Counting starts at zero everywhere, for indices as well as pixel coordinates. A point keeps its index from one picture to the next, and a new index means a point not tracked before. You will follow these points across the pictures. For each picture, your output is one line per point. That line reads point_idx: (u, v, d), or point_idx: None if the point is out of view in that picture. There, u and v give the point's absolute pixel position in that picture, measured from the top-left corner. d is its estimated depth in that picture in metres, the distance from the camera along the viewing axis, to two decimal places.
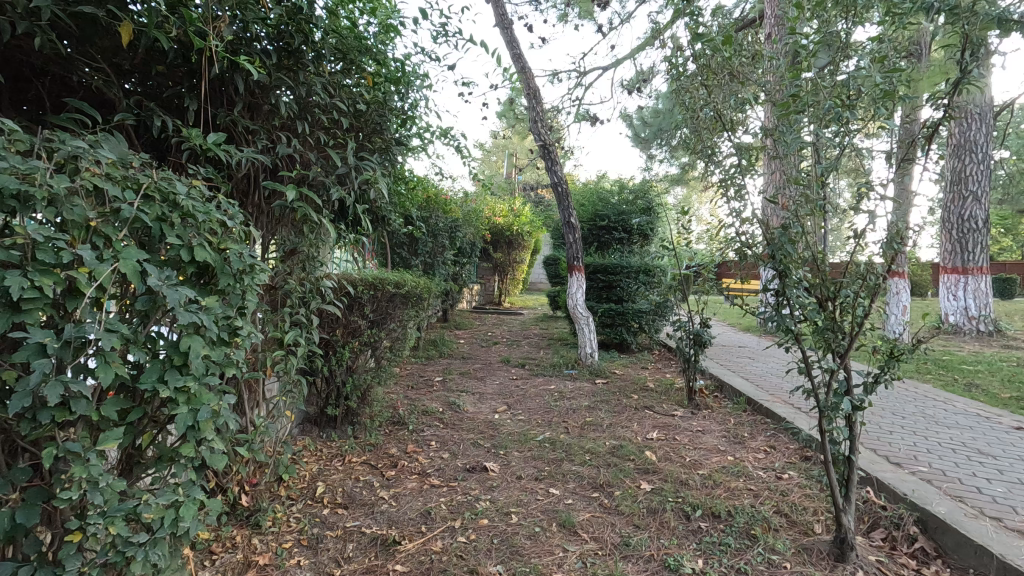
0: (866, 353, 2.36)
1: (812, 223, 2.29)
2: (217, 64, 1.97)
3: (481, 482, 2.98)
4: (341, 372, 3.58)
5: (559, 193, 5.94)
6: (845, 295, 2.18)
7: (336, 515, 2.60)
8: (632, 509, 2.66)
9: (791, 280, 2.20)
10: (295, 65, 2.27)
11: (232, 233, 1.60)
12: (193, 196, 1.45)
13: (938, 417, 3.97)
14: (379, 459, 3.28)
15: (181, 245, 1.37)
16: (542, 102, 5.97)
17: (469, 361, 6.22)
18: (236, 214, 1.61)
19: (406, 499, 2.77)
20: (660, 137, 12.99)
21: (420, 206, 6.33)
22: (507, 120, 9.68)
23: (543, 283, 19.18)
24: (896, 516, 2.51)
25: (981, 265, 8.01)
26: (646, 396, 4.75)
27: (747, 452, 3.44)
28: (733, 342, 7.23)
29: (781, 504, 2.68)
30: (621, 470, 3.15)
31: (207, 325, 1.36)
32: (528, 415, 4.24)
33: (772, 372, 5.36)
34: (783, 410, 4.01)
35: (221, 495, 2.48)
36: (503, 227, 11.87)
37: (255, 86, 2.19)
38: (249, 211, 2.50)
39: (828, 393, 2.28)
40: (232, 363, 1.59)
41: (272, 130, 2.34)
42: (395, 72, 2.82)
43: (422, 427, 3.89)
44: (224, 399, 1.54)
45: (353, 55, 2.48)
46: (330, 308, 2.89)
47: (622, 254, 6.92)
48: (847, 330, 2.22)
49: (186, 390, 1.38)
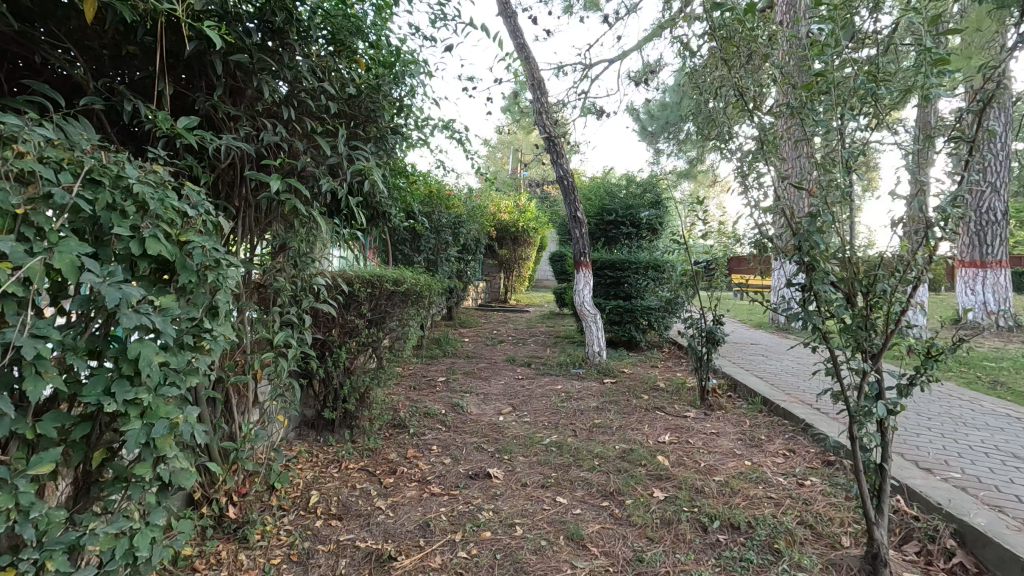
0: (899, 353, 2.17)
1: (841, 212, 2.10)
2: (191, 41, 1.81)
3: (484, 490, 2.82)
4: (338, 374, 3.43)
5: (564, 186, 5.76)
6: (881, 289, 1.99)
7: (330, 527, 2.45)
8: (644, 520, 2.49)
9: (820, 274, 2.01)
10: (279, 45, 2.11)
11: (198, 224, 1.46)
12: (148, 181, 1.31)
13: (966, 417, 3.77)
14: (377, 465, 3.13)
15: (130, 236, 1.23)
16: (547, 93, 5.79)
17: (474, 361, 6.06)
18: (203, 202, 1.47)
19: (404, 509, 2.61)
20: (668, 131, 12.76)
21: (422, 201, 6.17)
22: (511, 113, 9.49)
23: (549, 280, 18.99)
24: (931, 528, 2.32)
25: (1001, 258, 7.76)
26: (657, 396, 4.58)
27: (764, 457, 3.26)
28: (746, 339, 7.03)
29: (805, 514, 2.50)
30: (631, 476, 2.98)
31: (158, 329, 1.22)
32: (534, 417, 4.08)
33: (787, 370, 5.17)
34: (802, 411, 3.82)
35: (206, 506, 2.34)
36: (508, 223, 11.70)
37: (235, 68, 2.03)
38: (236, 205, 2.36)
39: (858, 396, 2.10)
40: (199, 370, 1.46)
41: (256, 117, 2.18)
42: (390, 56, 2.66)
43: (423, 430, 3.74)
44: (189, 410, 1.40)
45: (344, 36, 2.32)
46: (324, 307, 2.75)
47: (630, 250, 6.74)
48: (879, 329, 2.06)
49: (139, 402, 1.26)
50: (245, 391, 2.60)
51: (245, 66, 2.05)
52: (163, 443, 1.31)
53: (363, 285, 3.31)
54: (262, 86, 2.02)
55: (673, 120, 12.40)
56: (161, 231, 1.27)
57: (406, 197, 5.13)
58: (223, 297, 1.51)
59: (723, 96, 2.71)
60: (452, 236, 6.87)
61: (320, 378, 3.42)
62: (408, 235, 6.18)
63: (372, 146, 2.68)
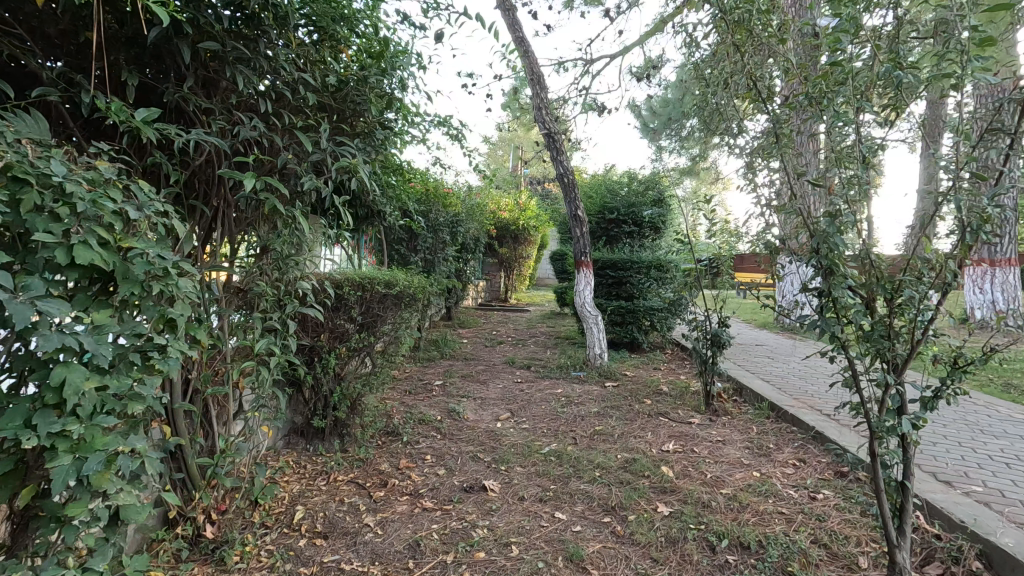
0: (923, 362, 2.02)
1: (862, 210, 1.94)
2: (156, 27, 1.65)
3: (479, 505, 2.68)
4: (328, 380, 3.29)
5: (565, 184, 5.61)
6: (907, 295, 1.83)
7: (314, 547, 2.30)
8: (648, 538, 2.35)
9: (840, 278, 1.84)
10: (256, 32, 1.95)
11: (145, 229, 1.35)
12: (80, 181, 1.20)
13: (983, 424, 3.61)
14: (367, 477, 2.99)
15: (54, 243, 1.12)
16: (546, 88, 5.63)
17: (472, 363, 5.93)
18: (150, 204, 1.36)
19: (393, 526, 2.47)
20: (670, 128, 12.59)
21: (419, 200, 6.02)
22: (511, 110, 9.33)
23: (550, 279, 18.84)
24: (955, 549, 2.17)
25: (1010, 256, 7.60)
26: (660, 401, 4.43)
27: (773, 467, 3.11)
28: (751, 340, 6.87)
29: (819, 532, 2.36)
30: (634, 489, 2.84)
31: (82, 349, 1.12)
32: (533, 424, 3.94)
33: (794, 373, 5.02)
34: (812, 418, 3.66)
35: (181, 526, 2.20)
36: (508, 221, 11.54)
37: (207, 57, 1.88)
38: (213, 204, 2.25)
39: (879, 410, 1.95)
40: (146, 393, 1.35)
41: (230, 110, 2.03)
42: (378, 45, 2.51)
43: (417, 438, 3.59)
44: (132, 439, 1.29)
45: (327, 23, 2.17)
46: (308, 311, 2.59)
47: (632, 249, 6.59)
48: (904, 337, 1.89)
49: (68, 432, 1.15)
50: (226, 401, 2.46)
51: (218, 54, 1.90)
52: (99, 481, 1.20)
53: (353, 288, 3.16)
54: (236, 75, 1.86)
55: (675, 116, 12.22)
56: (93, 236, 1.17)
57: (401, 195, 4.99)
58: (175, 311, 1.40)
59: (731, 88, 2.56)
60: (450, 235, 6.73)
61: (310, 385, 3.27)
62: (405, 234, 6.04)
63: (359, 142, 2.53)
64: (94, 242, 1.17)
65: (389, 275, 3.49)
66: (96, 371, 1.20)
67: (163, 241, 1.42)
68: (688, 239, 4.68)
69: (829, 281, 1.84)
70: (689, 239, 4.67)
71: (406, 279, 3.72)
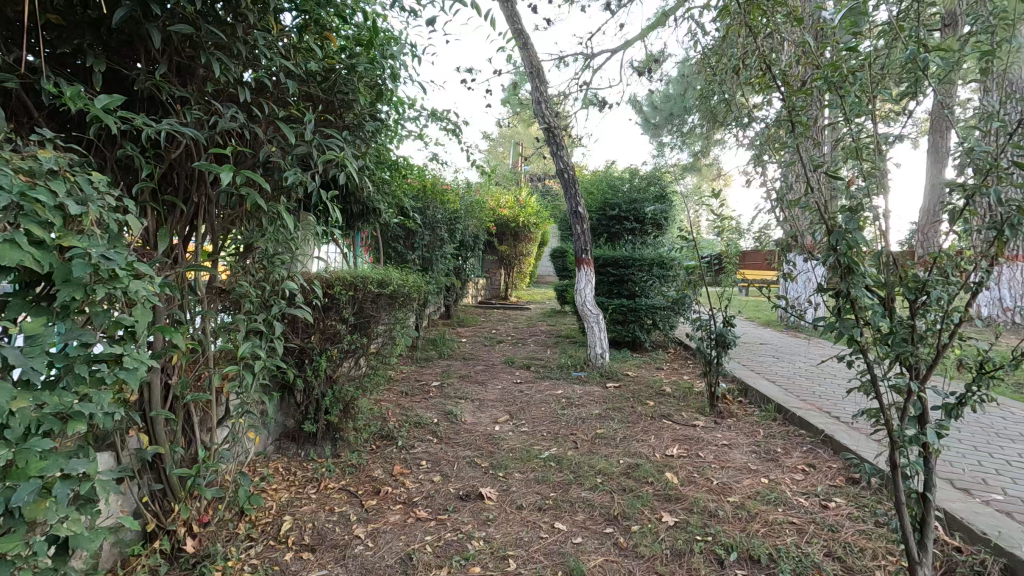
0: (946, 367, 1.89)
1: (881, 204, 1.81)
2: (121, 8, 1.53)
3: (475, 514, 2.56)
4: (320, 383, 3.18)
5: (565, 179, 5.48)
6: (934, 296, 1.68)
7: (300, 561, 2.19)
8: (652, 551, 2.23)
9: (860, 276, 1.70)
10: (233, 15, 1.82)
11: (90, 227, 1.29)
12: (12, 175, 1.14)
13: (1000, 427, 3.49)
14: (359, 484, 2.88)
15: None
16: (546, 81, 5.50)
17: (471, 362, 5.81)
18: (96, 199, 1.30)
19: (385, 538, 2.36)
20: (673, 123, 12.43)
21: (416, 197, 5.90)
22: (511, 105, 9.20)
23: (551, 276, 18.71)
24: (978, 563, 2.05)
25: None
26: (664, 402, 4.31)
27: (782, 473, 3.00)
28: (756, 339, 6.74)
29: (833, 545, 2.24)
30: (637, 497, 2.72)
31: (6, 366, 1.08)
32: (532, 427, 3.82)
33: (801, 373, 4.89)
34: (821, 421, 3.54)
35: (159, 540, 2.10)
36: (508, 219, 11.43)
37: (180, 42, 1.75)
38: (196, 202, 2.13)
39: (898, 418, 1.83)
40: (92, 409, 1.31)
41: (208, 99, 1.91)
42: (368, 32, 2.38)
43: (413, 442, 3.48)
44: (73, 460, 1.26)
45: (312, 7, 2.04)
46: (296, 313, 2.48)
47: (634, 246, 6.46)
48: (927, 341, 1.76)
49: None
50: (208, 407, 2.35)
51: (193, 38, 1.77)
52: (34, 512, 1.18)
53: (345, 287, 3.04)
54: (212, 60, 1.73)
55: (677, 112, 12.08)
56: (23, 236, 1.11)
57: (397, 192, 4.87)
58: (126, 319, 1.35)
59: (739, 76, 2.44)
60: (449, 233, 6.60)
61: (301, 388, 3.16)
62: (402, 231, 5.92)
63: (347, 135, 2.41)
64: (26, 243, 1.11)
65: (383, 274, 3.38)
66: (29, 389, 1.16)
67: (116, 239, 1.36)
68: (692, 236, 4.56)
69: (848, 280, 1.70)
70: (692, 236, 4.55)
71: (400, 278, 3.60)
